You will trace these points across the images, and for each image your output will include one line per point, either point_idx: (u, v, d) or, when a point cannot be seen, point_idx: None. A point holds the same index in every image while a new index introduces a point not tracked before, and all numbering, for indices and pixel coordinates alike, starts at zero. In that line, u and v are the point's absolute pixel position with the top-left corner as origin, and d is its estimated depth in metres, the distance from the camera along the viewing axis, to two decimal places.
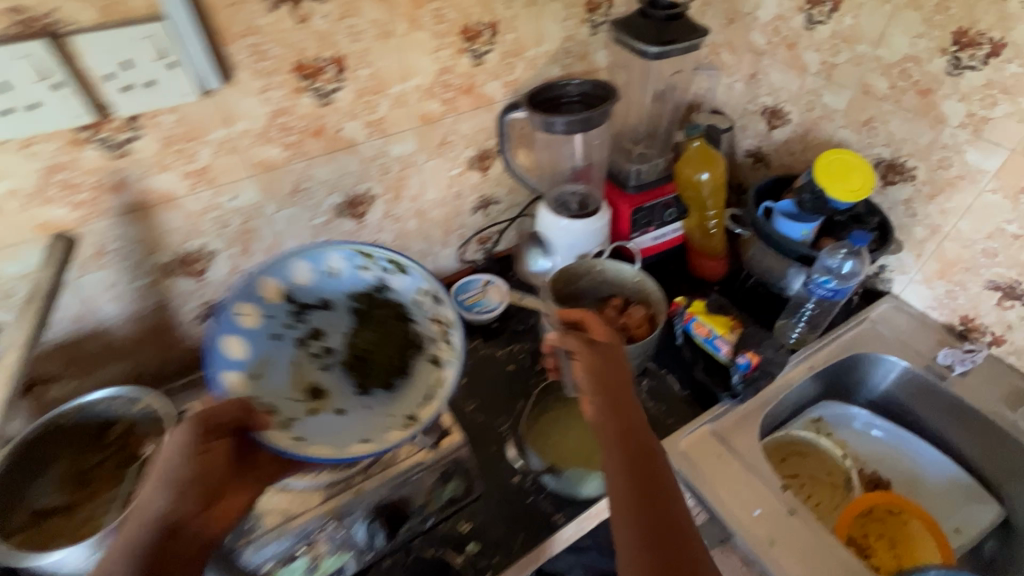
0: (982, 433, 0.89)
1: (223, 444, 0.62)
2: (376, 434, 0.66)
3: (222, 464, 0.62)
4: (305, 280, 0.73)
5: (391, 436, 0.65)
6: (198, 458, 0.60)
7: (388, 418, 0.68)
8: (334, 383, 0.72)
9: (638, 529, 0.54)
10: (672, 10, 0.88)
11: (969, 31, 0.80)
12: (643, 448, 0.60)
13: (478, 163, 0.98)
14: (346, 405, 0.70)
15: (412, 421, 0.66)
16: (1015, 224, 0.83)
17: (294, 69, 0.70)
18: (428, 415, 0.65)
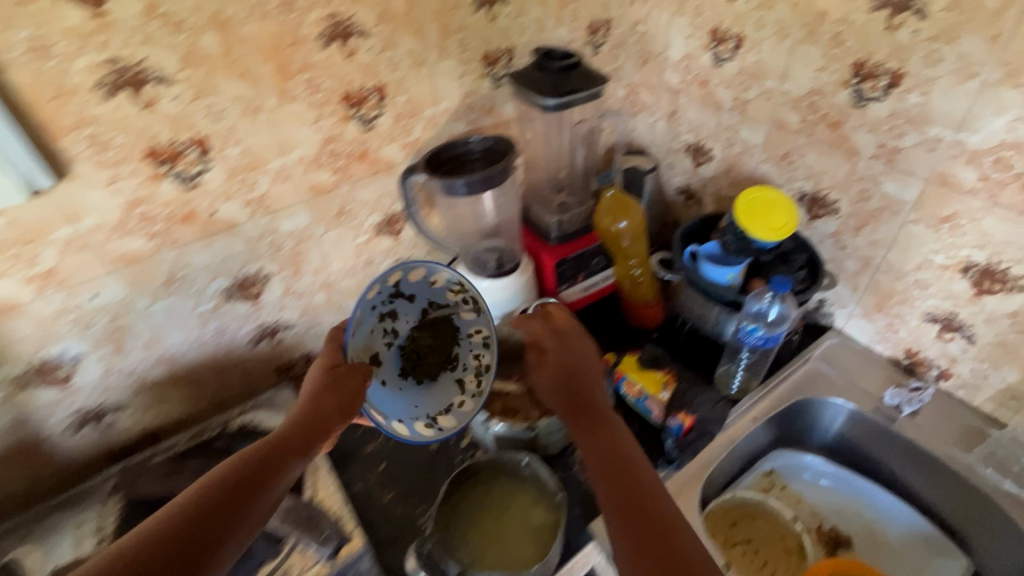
0: (939, 478, 0.83)
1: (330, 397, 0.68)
2: (406, 419, 0.79)
3: (321, 415, 0.67)
4: (418, 276, 0.80)
5: (415, 428, 0.78)
6: (317, 397, 0.68)
7: (412, 407, 0.80)
8: (390, 360, 0.81)
9: (611, 487, 0.59)
10: (566, 63, 0.86)
11: (866, 62, 0.77)
12: (604, 421, 0.67)
13: (386, 227, 0.93)
14: (389, 380, 0.81)
15: (431, 424, 0.79)
16: (942, 255, 0.79)
17: (146, 156, 0.65)
18: (449, 424, 0.79)
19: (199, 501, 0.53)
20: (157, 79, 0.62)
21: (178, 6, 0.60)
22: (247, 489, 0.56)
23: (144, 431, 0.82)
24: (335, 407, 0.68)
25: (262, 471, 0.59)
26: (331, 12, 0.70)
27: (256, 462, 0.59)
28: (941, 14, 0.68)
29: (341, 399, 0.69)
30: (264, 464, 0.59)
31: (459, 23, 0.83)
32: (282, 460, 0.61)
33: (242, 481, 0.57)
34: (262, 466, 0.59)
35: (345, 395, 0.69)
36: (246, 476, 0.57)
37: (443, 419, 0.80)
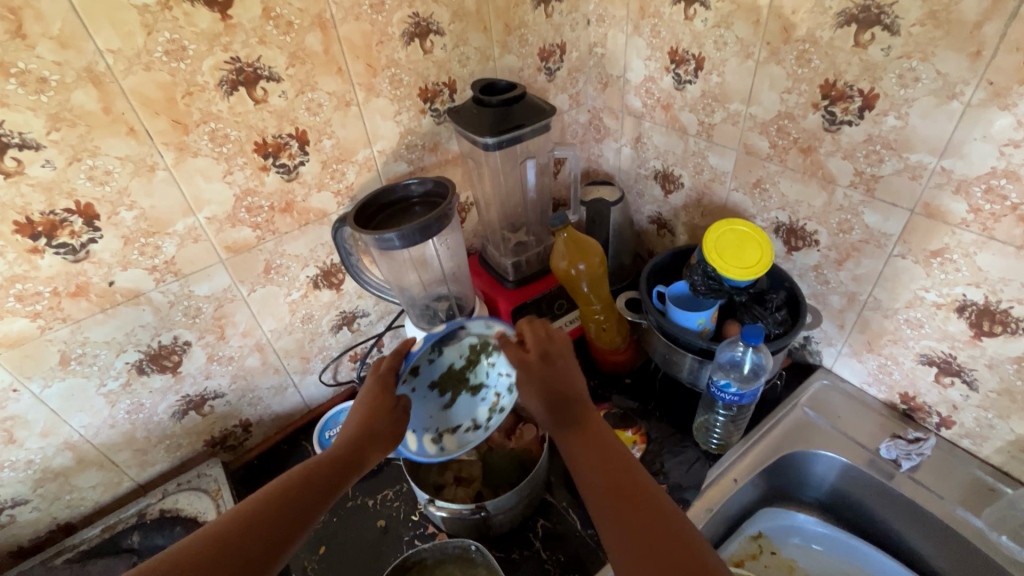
0: (947, 542, 0.73)
1: (379, 422, 0.62)
2: (416, 428, 0.70)
3: (367, 440, 0.61)
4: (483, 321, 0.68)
5: (421, 440, 0.70)
6: (372, 415, 0.62)
7: (425, 418, 0.71)
8: (425, 369, 0.70)
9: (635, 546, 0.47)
10: (507, 95, 0.77)
11: (835, 83, 0.69)
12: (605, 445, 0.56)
13: (324, 280, 0.85)
14: (416, 386, 0.70)
15: (437, 440, 0.71)
16: (933, 292, 0.71)
17: (18, 229, 0.57)
18: (451, 448, 0.71)
19: (215, 543, 0.49)
20: (21, 144, 0.54)
21: (38, 61, 0.52)
22: (274, 529, 0.51)
23: (53, 523, 0.74)
24: (383, 433, 0.62)
25: (292, 507, 0.54)
26: (231, 56, 0.63)
27: (290, 495, 0.54)
28: (914, 29, 0.60)
29: (392, 423, 0.63)
30: (297, 499, 0.54)
31: (387, 58, 0.75)
32: (317, 493, 0.56)
33: (269, 519, 0.52)
34: (297, 501, 0.54)
35: (394, 421, 0.63)
36: (274, 511, 0.52)
37: (447, 438, 0.72)
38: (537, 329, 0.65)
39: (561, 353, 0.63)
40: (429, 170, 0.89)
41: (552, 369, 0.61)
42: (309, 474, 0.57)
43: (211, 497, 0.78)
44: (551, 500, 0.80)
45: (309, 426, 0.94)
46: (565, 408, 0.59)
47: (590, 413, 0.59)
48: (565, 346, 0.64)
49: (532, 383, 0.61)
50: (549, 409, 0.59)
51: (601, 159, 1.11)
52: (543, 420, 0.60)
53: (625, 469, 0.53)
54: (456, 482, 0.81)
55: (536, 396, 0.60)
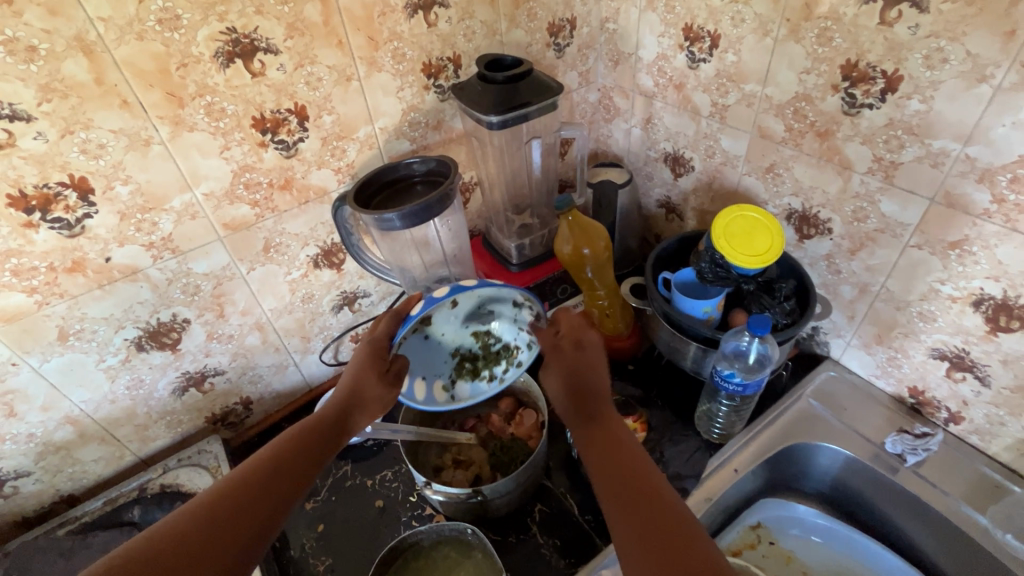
0: (948, 539, 0.73)
1: (364, 388, 0.63)
2: (429, 375, 0.74)
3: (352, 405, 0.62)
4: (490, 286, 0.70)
5: (431, 389, 0.74)
6: (359, 382, 0.63)
7: (439, 365, 0.75)
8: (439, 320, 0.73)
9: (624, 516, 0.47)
10: (513, 72, 0.75)
11: (857, 64, 0.66)
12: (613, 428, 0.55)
13: (325, 260, 0.84)
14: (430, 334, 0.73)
15: (447, 388, 0.75)
16: (949, 284, 0.68)
17: (11, 203, 0.56)
18: (461, 397, 0.75)
19: (215, 512, 0.48)
20: (12, 115, 0.53)
21: (26, 29, 0.51)
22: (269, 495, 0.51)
23: (56, 495, 0.75)
24: (373, 398, 0.64)
25: (287, 473, 0.53)
26: (227, 26, 0.61)
27: (283, 462, 0.54)
28: (945, 6, 0.56)
29: (380, 386, 0.64)
30: (290, 464, 0.54)
31: (389, 31, 0.73)
32: (309, 459, 0.56)
33: (267, 484, 0.52)
34: (292, 466, 0.54)
35: (384, 383, 0.65)
36: (271, 478, 0.52)
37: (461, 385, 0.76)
38: (573, 317, 0.66)
39: (595, 345, 0.63)
40: (432, 149, 0.87)
41: (581, 358, 0.62)
42: (298, 442, 0.56)
43: (211, 474, 0.79)
44: (550, 485, 0.80)
45: (310, 405, 0.94)
46: (582, 393, 0.59)
47: (606, 405, 0.58)
48: (598, 341, 0.64)
49: (559, 371, 0.61)
50: (570, 397, 0.59)
51: (610, 139, 1.08)
52: (561, 408, 0.60)
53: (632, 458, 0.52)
54: (455, 464, 0.80)
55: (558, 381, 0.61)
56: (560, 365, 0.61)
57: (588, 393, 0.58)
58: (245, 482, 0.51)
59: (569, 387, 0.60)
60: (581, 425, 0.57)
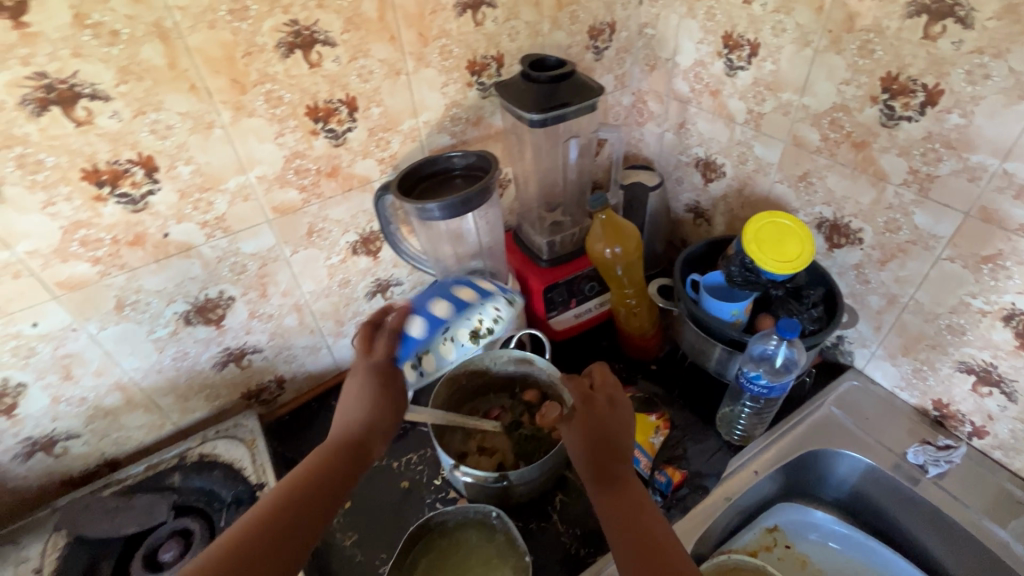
0: (967, 552, 0.73)
1: (376, 418, 0.62)
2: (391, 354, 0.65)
3: (365, 437, 0.61)
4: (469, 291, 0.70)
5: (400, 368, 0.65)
6: (369, 408, 0.62)
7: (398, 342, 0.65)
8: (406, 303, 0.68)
9: None
10: (556, 72, 0.77)
11: (898, 77, 0.67)
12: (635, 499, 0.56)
13: (362, 247, 0.87)
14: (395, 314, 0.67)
15: (414, 365, 0.65)
16: (980, 298, 0.69)
17: (85, 176, 0.60)
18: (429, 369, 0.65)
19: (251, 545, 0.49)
20: (92, 95, 0.56)
21: (112, 14, 0.54)
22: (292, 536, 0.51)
23: (101, 458, 0.79)
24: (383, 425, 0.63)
25: (301, 521, 0.53)
26: (290, 18, 0.64)
27: (305, 496, 0.54)
28: (990, 23, 0.57)
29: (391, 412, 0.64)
30: (311, 501, 0.54)
31: (439, 28, 0.76)
32: (325, 501, 0.55)
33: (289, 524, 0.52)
34: (313, 501, 0.54)
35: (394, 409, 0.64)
36: (280, 527, 0.51)
37: (425, 358, 0.65)
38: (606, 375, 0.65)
39: (620, 403, 0.63)
40: (470, 144, 0.89)
41: (605, 418, 0.61)
42: (314, 481, 0.56)
43: (246, 446, 0.81)
44: (570, 476, 0.82)
45: (339, 387, 0.97)
46: (606, 457, 0.59)
47: (628, 470, 0.59)
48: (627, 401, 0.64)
49: (584, 428, 0.61)
50: (593, 458, 0.59)
51: (641, 143, 1.10)
52: (581, 468, 0.60)
53: (657, 535, 0.53)
54: (479, 450, 0.82)
55: (583, 438, 0.61)
56: (587, 419, 0.61)
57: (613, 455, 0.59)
58: (254, 538, 0.50)
59: (594, 446, 0.60)
60: (602, 494, 0.57)
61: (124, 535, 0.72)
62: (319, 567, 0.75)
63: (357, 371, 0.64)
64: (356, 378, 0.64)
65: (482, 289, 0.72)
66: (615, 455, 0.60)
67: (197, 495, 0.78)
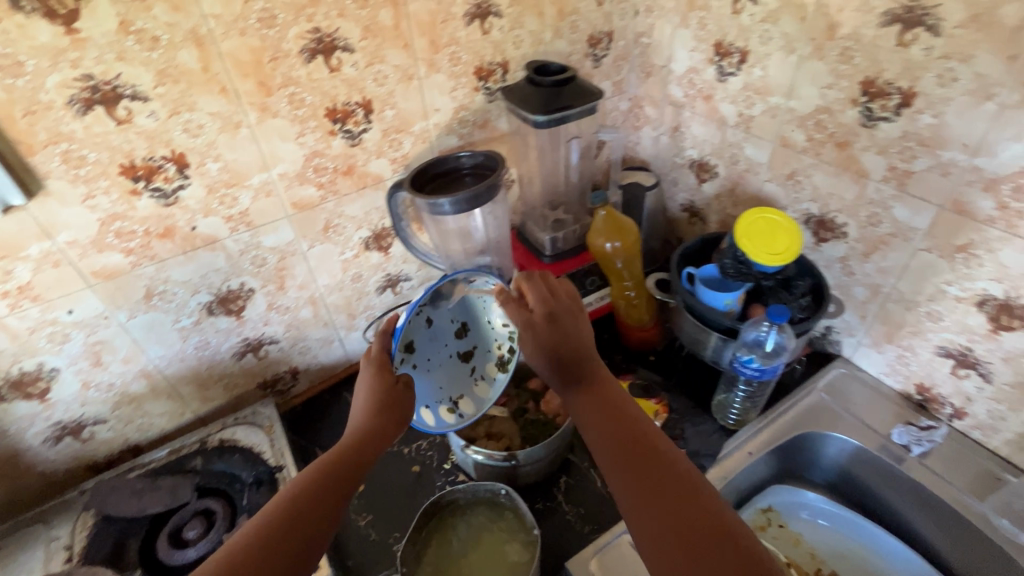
0: (949, 525, 0.78)
1: (376, 422, 0.63)
2: (432, 403, 0.75)
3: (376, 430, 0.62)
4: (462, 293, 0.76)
5: (438, 414, 0.75)
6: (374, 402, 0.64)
7: (437, 391, 0.76)
8: (421, 339, 0.75)
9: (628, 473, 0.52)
10: (558, 77, 0.83)
11: (875, 81, 0.72)
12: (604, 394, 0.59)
13: (375, 243, 0.92)
14: (421, 358, 0.75)
15: (454, 409, 0.76)
16: (955, 286, 0.74)
17: (123, 171, 0.64)
18: (470, 412, 0.76)
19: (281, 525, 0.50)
20: (132, 96, 0.61)
21: (153, 22, 0.59)
22: (316, 511, 0.53)
23: (125, 444, 0.82)
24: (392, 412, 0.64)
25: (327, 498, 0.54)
26: (313, 26, 0.69)
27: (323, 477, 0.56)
28: (956, 31, 0.63)
29: (394, 426, 0.64)
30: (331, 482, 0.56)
31: (449, 36, 0.81)
32: (337, 492, 0.55)
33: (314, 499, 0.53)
34: (333, 486, 0.56)
35: (398, 420, 0.65)
36: (308, 503, 0.53)
37: (463, 403, 0.77)
38: (545, 286, 0.66)
39: (571, 305, 0.66)
40: (477, 146, 0.94)
41: (559, 322, 0.64)
42: (320, 479, 0.55)
43: (264, 432, 0.85)
44: (574, 460, 0.86)
45: (350, 379, 1.01)
46: (568, 364, 0.62)
47: (593, 369, 0.62)
48: (573, 304, 0.66)
49: (537, 342, 0.63)
50: (555, 367, 0.62)
51: (638, 146, 1.15)
52: (551, 381, 0.63)
53: (624, 418, 0.57)
54: (487, 436, 0.86)
55: (540, 351, 0.63)
56: (537, 332, 0.63)
57: (571, 360, 0.62)
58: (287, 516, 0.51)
59: (552, 354, 0.62)
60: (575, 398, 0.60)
61: (149, 513, 0.76)
62: (336, 547, 0.78)
63: (363, 376, 0.67)
64: (363, 382, 0.66)
65: (471, 283, 0.75)
66: (574, 356, 0.62)
67: (219, 478, 0.82)
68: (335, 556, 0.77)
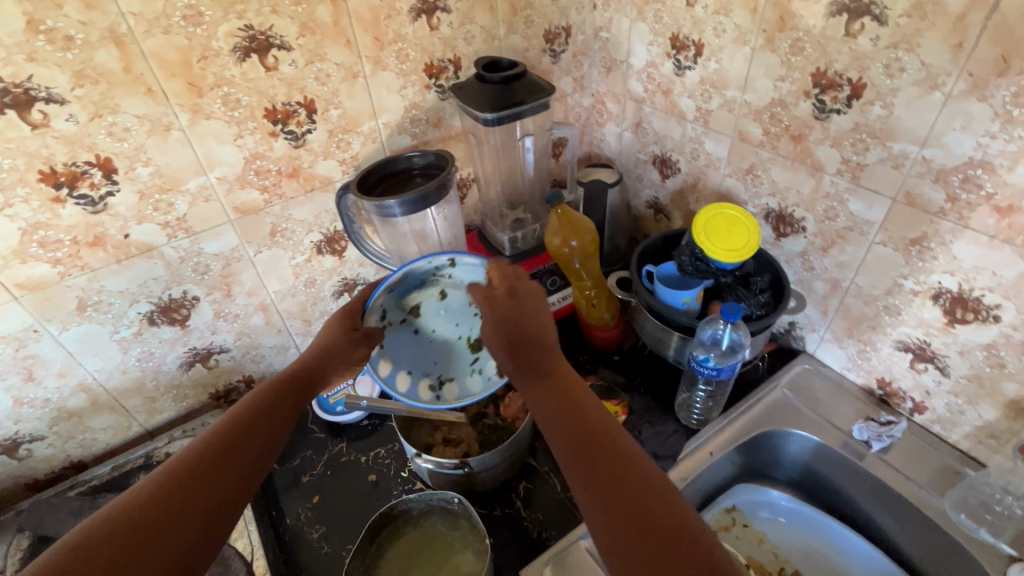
0: (909, 520, 0.77)
1: (325, 363, 0.68)
2: (415, 371, 0.77)
3: (320, 369, 0.68)
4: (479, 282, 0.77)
5: (417, 385, 0.77)
6: (327, 345, 0.69)
7: (427, 363, 0.78)
8: (430, 308, 0.79)
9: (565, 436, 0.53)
10: (508, 73, 0.81)
11: (826, 72, 0.71)
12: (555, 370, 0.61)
13: (328, 246, 0.89)
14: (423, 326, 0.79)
15: (434, 387, 0.77)
16: (911, 279, 0.73)
17: (42, 178, 0.61)
18: (447, 397, 0.76)
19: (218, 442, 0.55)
20: (47, 98, 0.58)
21: (65, 20, 0.56)
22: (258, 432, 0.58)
23: (67, 460, 0.80)
24: (341, 355, 0.70)
25: (265, 422, 0.59)
26: (245, 23, 0.66)
27: (263, 405, 0.60)
28: (901, 20, 0.62)
29: (343, 369, 0.70)
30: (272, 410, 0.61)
31: (394, 33, 0.78)
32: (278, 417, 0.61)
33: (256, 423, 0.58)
34: (274, 411, 0.61)
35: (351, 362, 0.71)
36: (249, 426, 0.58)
37: (448, 386, 0.78)
38: (505, 271, 0.72)
39: (527, 293, 0.69)
40: (431, 145, 0.92)
41: (517, 312, 0.67)
42: (262, 406, 0.60)
43: None
44: (533, 464, 0.84)
45: None
46: (522, 342, 0.64)
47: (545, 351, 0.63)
48: (529, 289, 0.70)
49: (493, 319, 0.66)
50: (506, 344, 0.64)
51: (602, 143, 1.13)
52: (500, 355, 0.64)
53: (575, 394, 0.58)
54: (444, 442, 0.84)
55: (493, 326, 0.66)
56: (495, 313, 0.66)
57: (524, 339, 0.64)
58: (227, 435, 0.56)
59: (504, 332, 0.65)
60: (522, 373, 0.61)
61: None
62: (287, 560, 0.76)
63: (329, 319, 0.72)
64: (329, 323, 0.72)
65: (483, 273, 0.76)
66: (527, 334, 0.64)
67: None
68: (286, 570, 0.75)
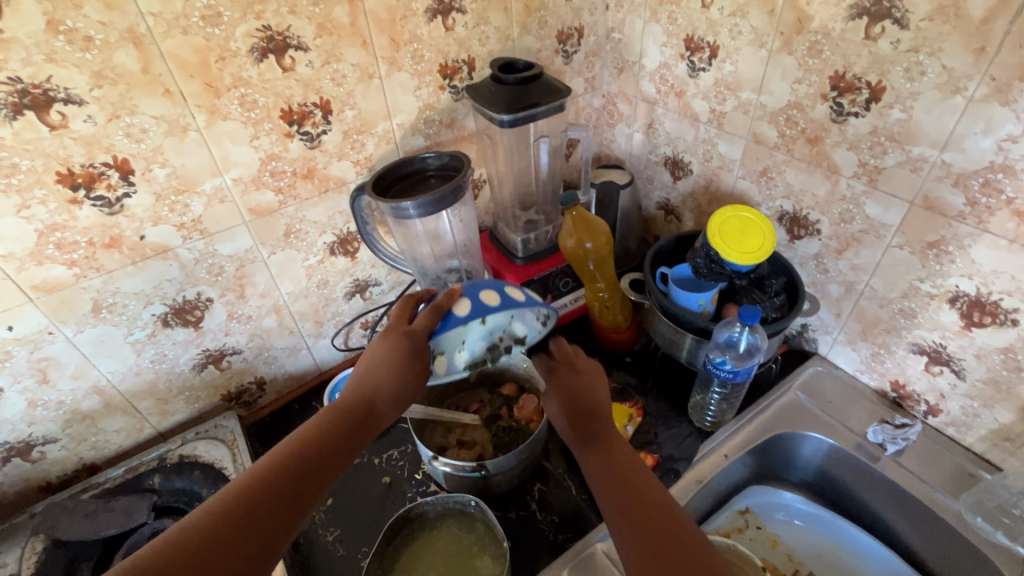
0: (924, 523, 0.77)
1: (381, 398, 0.59)
2: None
3: (373, 403, 0.59)
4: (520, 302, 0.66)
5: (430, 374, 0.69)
6: (376, 372, 0.59)
7: None
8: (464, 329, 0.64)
9: (630, 525, 0.51)
10: (524, 74, 0.80)
11: (844, 75, 0.71)
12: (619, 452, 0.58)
13: (341, 248, 0.89)
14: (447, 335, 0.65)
15: None
16: (928, 283, 0.73)
17: (60, 179, 0.61)
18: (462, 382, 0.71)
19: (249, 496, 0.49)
20: (66, 99, 0.58)
21: (85, 20, 0.56)
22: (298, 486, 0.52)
23: (79, 463, 0.79)
24: (396, 392, 0.59)
25: (302, 475, 0.52)
26: (263, 24, 0.66)
27: (306, 450, 0.54)
28: (923, 23, 0.62)
29: (396, 406, 0.60)
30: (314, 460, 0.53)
31: (410, 33, 0.78)
32: (319, 465, 0.54)
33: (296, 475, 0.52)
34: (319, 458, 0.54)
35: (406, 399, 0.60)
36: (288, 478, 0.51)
37: None
38: (568, 345, 0.68)
39: (591, 367, 0.65)
40: (444, 146, 0.92)
41: (577, 381, 0.63)
42: (306, 451, 0.54)
43: (227, 446, 0.83)
44: (548, 466, 0.84)
45: (321, 388, 0.98)
46: (585, 418, 0.61)
47: (606, 428, 0.60)
48: (593, 364, 0.66)
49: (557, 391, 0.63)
50: (569, 418, 0.61)
51: (613, 144, 1.13)
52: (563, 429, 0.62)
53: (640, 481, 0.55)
54: (459, 444, 0.83)
55: (558, 398, 0.63)
56: (559, 384, 0.64)
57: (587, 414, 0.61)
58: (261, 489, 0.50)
59: (568, 405, 0.62)
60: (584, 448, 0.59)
61: (104, 536, 0.74)
62: (302, 563, 0.75)
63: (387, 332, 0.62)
64: (383, 339, 0.61)
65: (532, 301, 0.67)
66: (591, 409, 0.61)
67: (177, 497, 0.81)
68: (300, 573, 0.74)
